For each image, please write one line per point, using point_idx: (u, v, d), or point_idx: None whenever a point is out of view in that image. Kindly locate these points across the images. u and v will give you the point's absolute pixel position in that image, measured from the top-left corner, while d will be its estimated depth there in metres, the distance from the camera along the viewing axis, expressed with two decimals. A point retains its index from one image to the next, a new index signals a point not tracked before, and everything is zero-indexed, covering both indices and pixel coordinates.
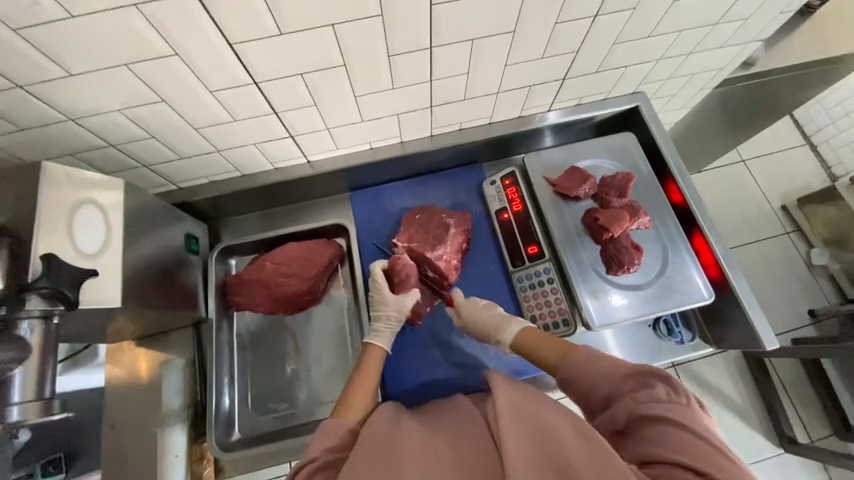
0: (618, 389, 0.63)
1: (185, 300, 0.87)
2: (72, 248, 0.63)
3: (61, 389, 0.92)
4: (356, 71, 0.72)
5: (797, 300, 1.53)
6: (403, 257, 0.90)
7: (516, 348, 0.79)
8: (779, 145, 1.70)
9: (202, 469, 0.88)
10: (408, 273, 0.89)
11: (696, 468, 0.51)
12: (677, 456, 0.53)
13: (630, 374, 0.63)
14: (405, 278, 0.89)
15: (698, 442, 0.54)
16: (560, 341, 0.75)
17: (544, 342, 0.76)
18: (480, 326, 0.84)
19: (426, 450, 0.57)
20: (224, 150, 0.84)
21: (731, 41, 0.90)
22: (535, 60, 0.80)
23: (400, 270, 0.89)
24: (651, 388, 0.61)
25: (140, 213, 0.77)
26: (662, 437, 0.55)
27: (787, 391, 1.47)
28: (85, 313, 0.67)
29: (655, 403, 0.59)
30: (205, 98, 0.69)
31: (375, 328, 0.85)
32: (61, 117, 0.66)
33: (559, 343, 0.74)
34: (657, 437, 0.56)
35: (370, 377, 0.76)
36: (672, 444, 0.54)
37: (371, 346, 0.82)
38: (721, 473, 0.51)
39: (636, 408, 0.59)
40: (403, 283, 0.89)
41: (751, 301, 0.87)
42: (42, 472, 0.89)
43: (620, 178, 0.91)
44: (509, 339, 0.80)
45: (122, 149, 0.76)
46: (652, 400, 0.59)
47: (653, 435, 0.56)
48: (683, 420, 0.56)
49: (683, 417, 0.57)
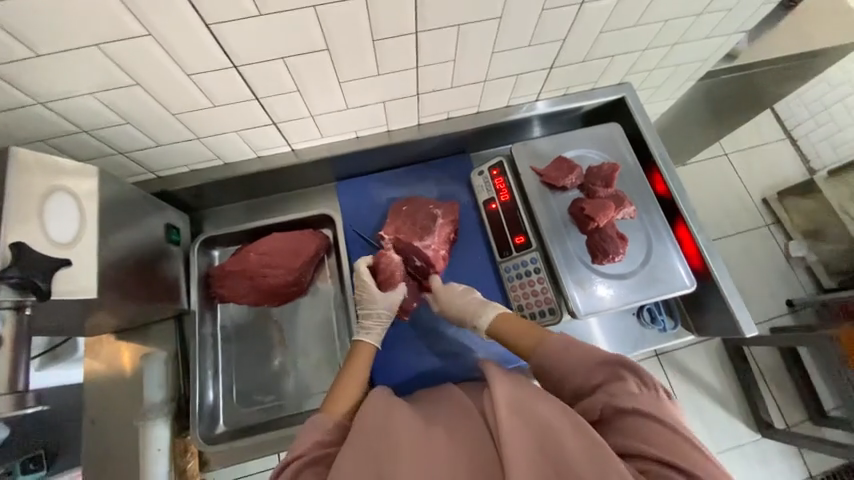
0: (591, 380, 0.63)
1: (166, 291, 0.85)
2: (44, 236, 0.60)
3: (36, 384, 0.88)
4: (339, 56, 0.70)
5: (776, 290, 1.58)
6: (387, 254, 0.89)
7: (491, 334, 0.80)
8: (761, 138, 1.73)
9: (186, 462, 0.87)
10: (392, 268, 0.88)
11: (669, 462, 0.52)
12: (649, 449, 0.54)
13: (602, 364, 0.64)
14: (390, 273, 0.88)
15: (670, 435, 0.55)
16: (535, 328, 0.75)
17: (518, 330, 0.76)
18: (458, 312, 0.84)
19: (424, 447, 0.56)
20: (204, 138, 0.81)
21: (715, 32, 0.91)
22: (522, 48, 0.80)
23: (384, 266, 0.89)
24: (623, 380, 0.61)
25: (117, 202, 0.74)
26: (636, 431, 0.56)
27: (765, 378, 1.52)
28: (60, 305, 0.65)
29: (628, 396, 0.59)
30: (183, 82, 0.67)
31: (366, 325, 0.84)
32: (29, 100, 0.63)
33: (533, 330, 0.74)
34: (630, 430, 0.57)
35: (359, 373, 0.75)
36: (646, 437, 0.55)
37: (360, 343, 0.81)
38: (691, 465, 0.52)
39: (610, 401, 0.60)
40: (389, 279, 0.89)
41: (731, 289, 0.89)
42: (22, 469, 0.88)
43: (607, 169, 0.92)
44: (485, 324, 0.80)
45: (96, 135, 0.73)
46: (625, 392, 0.60)
47: (628, 427, 0.57)
48: (655, 414, 0.57)
49: (655, 410, 0.58)
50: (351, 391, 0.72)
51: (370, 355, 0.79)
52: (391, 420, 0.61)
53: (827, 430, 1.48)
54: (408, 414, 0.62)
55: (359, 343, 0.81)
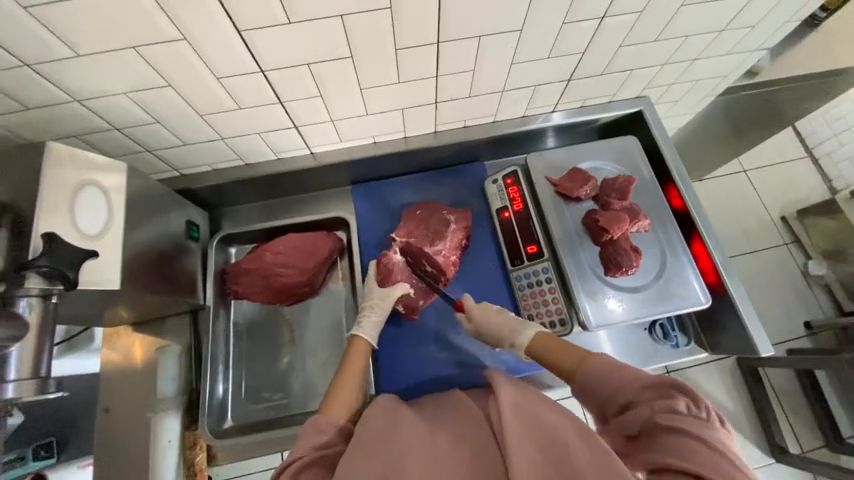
0: (637, 397, 0.61)
1: (184, 286, 0.87)
2: (74, 228, 0.63)
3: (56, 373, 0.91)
4: (362, 63, 0.72)
5: (793, 311, 1.54)
6: (389, 253, 0.92)
7: (530, 350, 0.78)
8: (781, 156, 1.70)
9: (195, 455, 0.88)
10: (391, 267, 0.91)
11: None
12: (693, 468, 0.50)
13: (651, 383, 0.61)
14: (387, 272, 0.91)
15: (716, 459, 0.51)
16: (581, 346, 0.73)
17: (561, 346, 0.74)
18: (492, 330, 0.83)
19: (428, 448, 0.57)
20: (228, 139, 0.84)
21: (736, 49, 0.91)
22: (541, 60, 0.81)
23: (384, 264, 0.92)
24: (673, 399, 0.58)
25: (143, 197, 0.77)
26: (678, 449, 0.52)
27: (780, 401, 1.48)
28: (84, 294, 0.67)
29: (675, 413, 0.56)
30: (211, 84, 0.69)
31: (360, 318, 0.86)
32: (66, 97, 0.66)
33: (575, 346, 0.73)
34: (674, 448, 0.53)
35: (356, 371, 0.76)
36: (691, 457, 0.51)
37: (356, 339, 0.82)
38: None
39: (654, 416, 0.57)
40: (387, 277, 0.91)
41: (747, 308, 0.88)
42: (34, 455, 0.90)
43: (622, 181, 0.92)
44: (524, 343, 0.79)
45: (125, 133, 0.76)
46: (672, 411, 0.56)
47: (670, 445, 0.53)
48: (703, 434, 0.53)
49: (704, 432, 0.54)
50: (351, 387, 0.73)
51: (365, 352, 0.81)
52: (398, 425, 0.62)
53: (845, 459, 1.43)
54: (414, 421, 0.63)
55: (356, 339, 0.82)
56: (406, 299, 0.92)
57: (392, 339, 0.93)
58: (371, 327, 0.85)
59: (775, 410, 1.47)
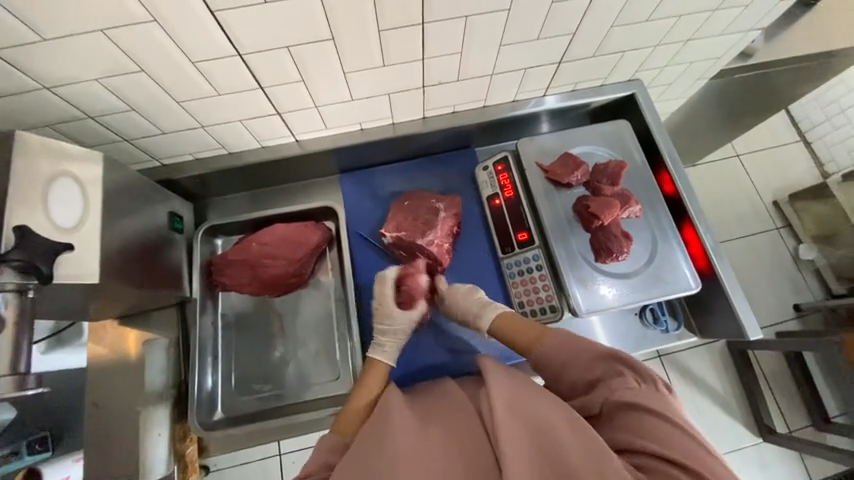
0: (598, 375, 0.66)
1: (169, 278, 0.85)
2: (48, 221, 0.61)
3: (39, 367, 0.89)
4: (344, 46, 0.69)
5: (783, 294, 1.55)
6: (414, 275, 0.88)
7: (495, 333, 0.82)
8: (773, 140, 1.70)
9: (186, 447, 0.88)
10: (415, 290, 0.87)
11: (670, 457, 0.54)
12: (657, 445, 0.55)
13: (603, 358, 0.67)
14: (411, 294, 0.88)
15: (669, 428, 0.57)
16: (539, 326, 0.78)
17: (523, 326, 0.79)
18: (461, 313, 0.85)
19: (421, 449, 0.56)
20: (209, 127, 0.81)
21: (731, 28, 0.88)
22: (530, 41, 0.78)
23: (409, 286, 0.87)
24: (621, 375, 0.64)
25: (123, 190, 0.75)
26: (638, 426, 0.58)
27: (768, 382, 1.51)
28: (62, 290, 0.65)
29: (627, 389, 0.62)
30: (187, 69, 0.66)
31: (380, 342, 0.84)
32: (35, 84, 0.63)
33: (532, 326, 0.78)
34: (630, 424, 0.59)
35: (370, 393, 0.76)
36: (652, 434, 0.57)
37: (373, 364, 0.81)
38: (693, 461, 0.54)
39: (612, 396, 0.62)
40: (411, 299, 0.88)
41: (736, 291, 0.88)
42: (29, 450, 0.87)
43: (613, 167, 0.90)
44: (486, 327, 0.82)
45: (100, 121, 0.73)
46: (625, 387, 0.63)
47: (628, 423, 0.59)
48: (653, 406, 0.59)
49: (653, 403, 0.60)
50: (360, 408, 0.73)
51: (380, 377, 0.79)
52: (387, 419, 0.62)
53: (831, 437, 1.46)
54: (405, 414, 0.62)
55: (377, 363, 0.81)
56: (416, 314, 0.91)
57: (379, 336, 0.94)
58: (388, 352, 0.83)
59: (764, 392, 1.50)
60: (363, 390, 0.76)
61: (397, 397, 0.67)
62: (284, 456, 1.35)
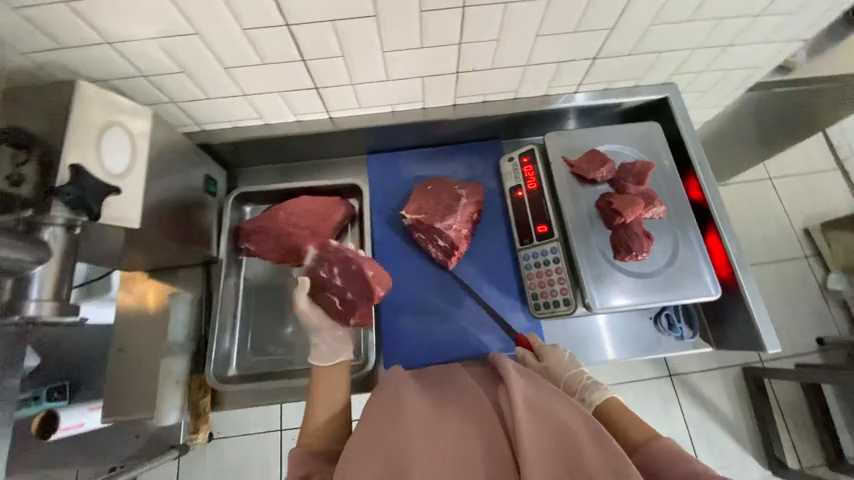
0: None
1: (199, 237, 0.90)
2: (99, 164, 0.65)
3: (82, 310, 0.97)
4: (386, 24, 0.72)
5: (807, 325, 1.50)
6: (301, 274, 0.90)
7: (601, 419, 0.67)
8: (809, 167, 1.65)
9: (200, 397, 0.91)
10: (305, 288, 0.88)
11: None
12: None
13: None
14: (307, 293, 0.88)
15: None
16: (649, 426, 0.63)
17: (631, 419, 0.64)
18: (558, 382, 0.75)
19: (436, 443, 0.56)
20: (250, 96, 0.85)
21: (772, 37, 0.87)
22: (567, 34, 0.79)
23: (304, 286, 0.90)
24: None
25: (165, 147, 0.79)
26: None
27: (783, 413, 1.46)
28: (105, 231, 0.70)
29: None
30: (238, 35, 0.70)
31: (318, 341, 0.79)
32: (99, 40, 0.68)
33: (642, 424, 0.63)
34: None
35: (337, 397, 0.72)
36: None
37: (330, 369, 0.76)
38: None
39: None
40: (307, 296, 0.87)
41: (757, 302, 0.86)
42: (48, 397, 0.94)
43: (640, 166, 0.90)
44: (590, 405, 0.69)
45: (152, 81, 0.78)
46: None
47: None
48: None
49: None
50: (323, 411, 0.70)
51: (337, 379, 0.75)
52: (403, 402, 0.62)
53: None
54: (420, 402, 0.63)
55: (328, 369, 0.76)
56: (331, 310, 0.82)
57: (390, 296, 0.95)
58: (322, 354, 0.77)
59: (777, 422, 1.45)
60: (327, 397, 0.72)
61: (410, 385, 0.67)
62: (284, 431, 1.39)
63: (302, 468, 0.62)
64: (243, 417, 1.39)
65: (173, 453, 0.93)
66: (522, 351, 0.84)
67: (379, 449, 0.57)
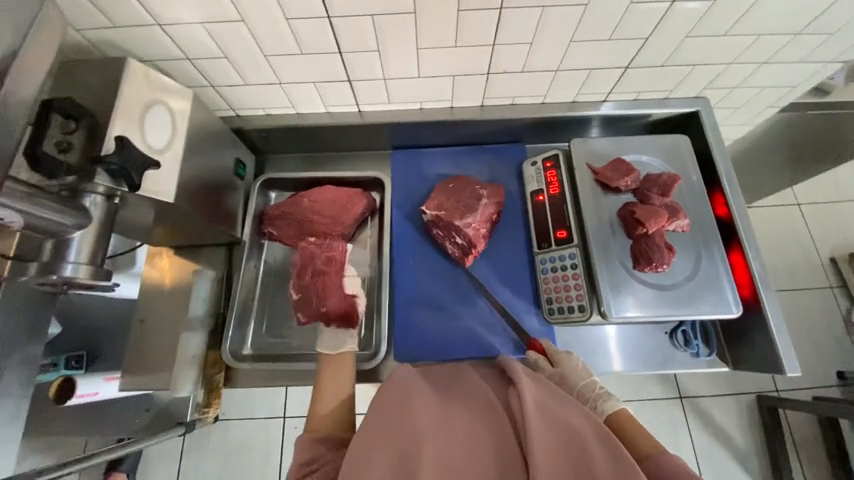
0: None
1: (225, 217, 0.92)
2: (142, 138, 0.68)
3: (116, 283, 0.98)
4: (424, 22, 0.74)
5: (828, 357, 1.45)
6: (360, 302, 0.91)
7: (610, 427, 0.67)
8: (840, 195, 1.61)
9: (213, 372, 0.94)
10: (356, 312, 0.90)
11: None
12: None
13: None
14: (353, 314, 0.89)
15: None
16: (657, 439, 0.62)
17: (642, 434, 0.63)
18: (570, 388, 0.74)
19: (444, 438, 0.56)
20: (285, 85, 0.88)
21: (810, 57, 0.86)
22: (601, 41, 0.79)
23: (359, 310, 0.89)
24: None
25: (202, 128, 0.82)
26: None
27: (797, 446, 1.41)
28: (140, 203, 0.73)
29: None
30: (281, 24, 0.73)
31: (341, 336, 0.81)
32: (150, 21, 0.71)
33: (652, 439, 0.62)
34: None
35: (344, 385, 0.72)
36: None
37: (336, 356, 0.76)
38: None
39: None
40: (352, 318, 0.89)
41: (779, 323, 0.84)
42: (65, 364, 0.94)
43: (666, 178, 0.90)
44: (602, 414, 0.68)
45: (195, 64, 0.81)
46: None
47: None
48: None
49: None
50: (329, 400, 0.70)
51: (342, 364, 0.75)
52: (412, 397, 0.62)
53: None
54: (429, 398, 0.63)
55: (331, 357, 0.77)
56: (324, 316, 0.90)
57: (402, 289, 0.96)
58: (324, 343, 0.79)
59: (790, 455, 1.40)
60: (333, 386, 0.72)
61: (420, 382, 0.67)
62: (287, 419, 1.40)
63: (307, 453, 0.62)
64: (249, 401, 1.42)
65: (181, 429, 0.91)
66: (535, 355, 0.83)
67: (388, 443, 0.57)
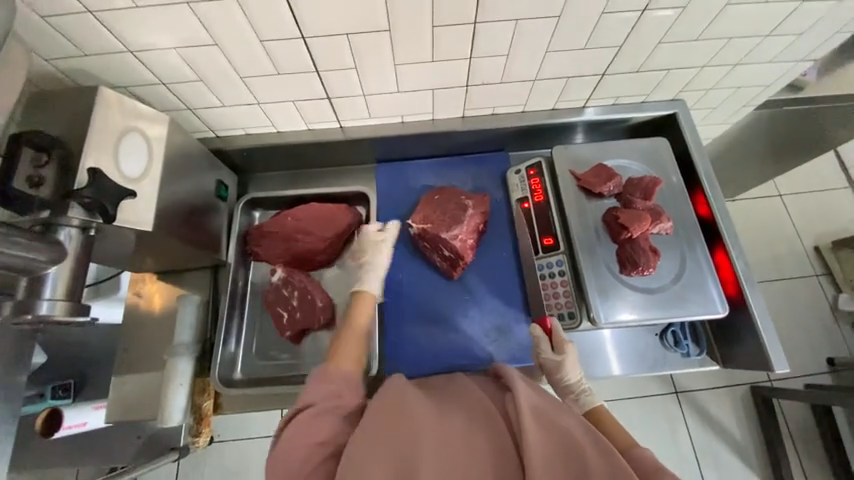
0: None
1: (208, 240, 0.91)
2: (116, 168, 0.67)
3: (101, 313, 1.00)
4: (399, 39, 0.74)
5: (817, 345, 1.47)
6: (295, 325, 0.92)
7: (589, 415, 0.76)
8: (820, 185, 1.64)
9: (202, 401, 0.90)
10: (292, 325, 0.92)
11: None
12: None
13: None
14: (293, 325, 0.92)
15: None
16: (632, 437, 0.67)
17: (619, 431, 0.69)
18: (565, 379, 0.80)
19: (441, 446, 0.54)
20: (264, 104, 0.87)
21: (781, 56, 0.88)
22: (576, 50, 0.80)
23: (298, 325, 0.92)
24: None
25: (179, 151, 0.81)
26: None
27: (791, 435, 1.42)
28: (117, 233, 0.71)
29: None
30: (256, 46, 0.72)
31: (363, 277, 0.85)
32: (120, 47, 0.70)
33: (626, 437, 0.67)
34: None
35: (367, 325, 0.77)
36: None
37: (362, 294, 0.81)
38: None
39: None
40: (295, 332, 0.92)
41: (765, 320, 0.85)
42: (53, 394, 0.96)
43: (648, 181, 0.91)
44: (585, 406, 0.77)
45: (170, 89, 0.80)
46: None
47: None
48: None
49: None
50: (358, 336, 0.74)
51: (368, 306, 0.80)
52: (409, 402, 0.61)
53: None
54: (426, 405, 0.61)
55: (363, 295, 0.81)
56: (293, 322, 0.92)
57: (392, 304, 0.94)
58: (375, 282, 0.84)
59: (786, 444, 1.41)
60: (359, 323, 0.76)
61: (416, 389, 0.65)
62: None
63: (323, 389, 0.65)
64: (243, 422, 1.39)
65: (174, 455, 0.93)
66: (540, 333, 0.83)
67: (385, 449, 0.54)
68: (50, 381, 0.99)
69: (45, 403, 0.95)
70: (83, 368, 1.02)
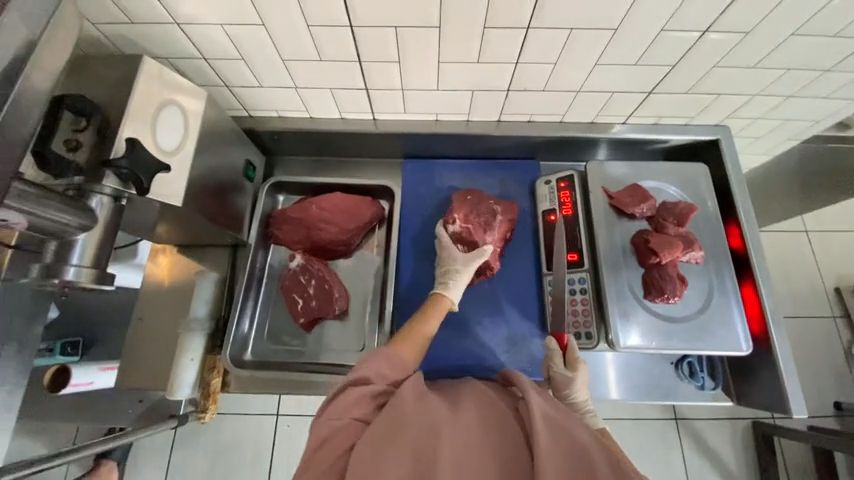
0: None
1: (231, 219, 0.91)
2: (153, 139, 0.67)
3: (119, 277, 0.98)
4: (447, 38, 0.72)
5: (827, 388, 1.43)
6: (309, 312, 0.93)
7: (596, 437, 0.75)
8: (849, 225, 1.59)
9: (211, 378, 0.91)
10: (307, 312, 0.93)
11: None
12: None
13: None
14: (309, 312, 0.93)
15: None
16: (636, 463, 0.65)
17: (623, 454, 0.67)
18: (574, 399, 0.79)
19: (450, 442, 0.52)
20: (300, 89, 0.86)
21: (839, 93, 0.84)
22: (627, 66, 0.78)
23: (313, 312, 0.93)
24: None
25: (212, 128, 0.80)
26: None
27: (790, 476, 1.40)
28: (147, 204, 0.71)
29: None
30: (302, 31, 0.71)
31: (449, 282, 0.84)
32: (168, 19, 0.69)
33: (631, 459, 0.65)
34: None
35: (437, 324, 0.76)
36: None
37: (442, 296, 0.81)
38: None
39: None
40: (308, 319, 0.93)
41: (788, 362, 0.83)
42: (61, 351, 0.97)
43: (682, 207, 0.88)
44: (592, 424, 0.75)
45: (211, 64, 0.79)
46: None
47: None
48: None
49: None
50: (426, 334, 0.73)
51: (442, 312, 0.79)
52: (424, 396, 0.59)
53: None
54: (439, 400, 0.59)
55: (443, 300, 0.81)
56: (309, 309, 0.93)
57: (407, 303, 0.93)
58: (458, 291, 0.83)
59: None
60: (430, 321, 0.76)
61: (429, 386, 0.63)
62: (280, 417, 1.39)
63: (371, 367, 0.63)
64: (242, 398, 1.41)
65: (173, 422, 0.90)
66: (554, 346, 0.82)
67: (395, 443, 0.53)
68: (57, 338, 1.00)
69: (53, 358, 0.96)
70: (95, 330, 1.03)
